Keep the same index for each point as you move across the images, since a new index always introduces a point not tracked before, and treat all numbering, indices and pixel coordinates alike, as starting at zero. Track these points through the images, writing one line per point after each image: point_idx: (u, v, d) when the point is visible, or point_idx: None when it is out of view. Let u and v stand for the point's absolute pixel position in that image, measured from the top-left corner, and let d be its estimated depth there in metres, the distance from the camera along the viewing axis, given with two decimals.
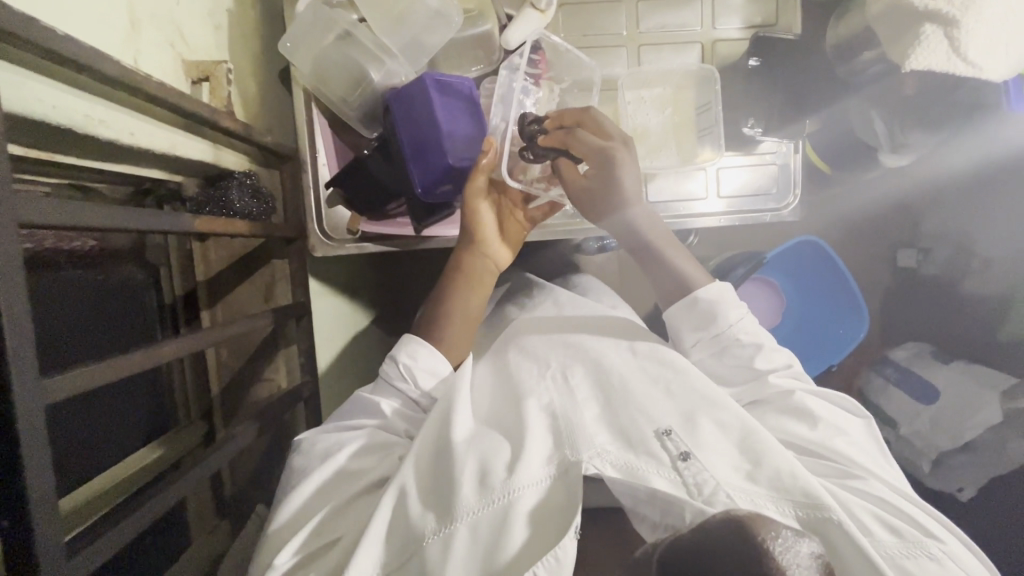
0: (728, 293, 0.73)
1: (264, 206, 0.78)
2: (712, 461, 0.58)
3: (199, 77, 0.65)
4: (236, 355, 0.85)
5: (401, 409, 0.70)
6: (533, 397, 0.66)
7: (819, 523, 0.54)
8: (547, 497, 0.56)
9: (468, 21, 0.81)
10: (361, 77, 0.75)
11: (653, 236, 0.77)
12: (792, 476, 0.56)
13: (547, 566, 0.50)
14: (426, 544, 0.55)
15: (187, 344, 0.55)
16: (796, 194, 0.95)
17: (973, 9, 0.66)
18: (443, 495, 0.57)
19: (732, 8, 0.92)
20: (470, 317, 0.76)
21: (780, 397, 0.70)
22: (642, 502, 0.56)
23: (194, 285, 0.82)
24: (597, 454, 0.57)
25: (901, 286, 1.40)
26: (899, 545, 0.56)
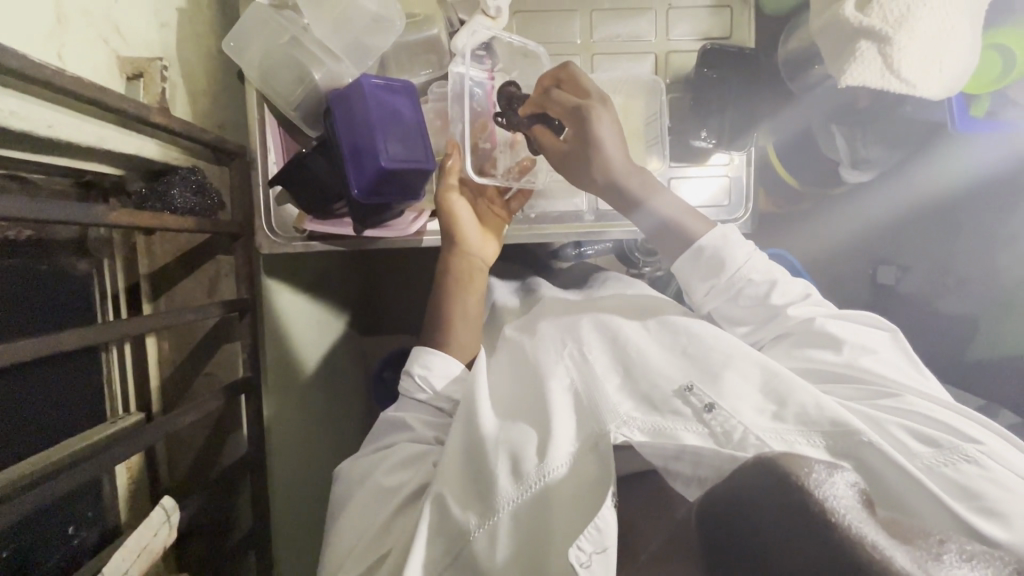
0: (732, 236, 0.75)
1: (208, 202, 0.80)
2: (738, 406, 0.59)
3: (133, 73, 0.67)
4: (181, 349, 0.87)
5: (426, 418, 0.73)
6: (554, 376, 0.67)
7: (851, 447, 0.55)
8: (581, 469, 0.58)
9: (413, 26, 0.83)
10: (303, 75, 0.76)
11: (669, 210, 0.77)
12: (817, 408, 0.58)
13: (591, 540, 0.50)
14: (471, 538, 0.55)
15: (97, 333, 0.56)
16: (749, 208, 0.94)
17: (905, 27, 0.67)
18: (481, 490, 0.58)
19: (686, 20, 0.93)
20: (464, 310, 0.80)
21: (802, 327, 0.73)
22: (673, 459, 0.55)
23: (137, 279, 0.84)
24: (624, 423, 0.59)
25: (880, 304, 1.36)
26: (937, 455, 0.56)
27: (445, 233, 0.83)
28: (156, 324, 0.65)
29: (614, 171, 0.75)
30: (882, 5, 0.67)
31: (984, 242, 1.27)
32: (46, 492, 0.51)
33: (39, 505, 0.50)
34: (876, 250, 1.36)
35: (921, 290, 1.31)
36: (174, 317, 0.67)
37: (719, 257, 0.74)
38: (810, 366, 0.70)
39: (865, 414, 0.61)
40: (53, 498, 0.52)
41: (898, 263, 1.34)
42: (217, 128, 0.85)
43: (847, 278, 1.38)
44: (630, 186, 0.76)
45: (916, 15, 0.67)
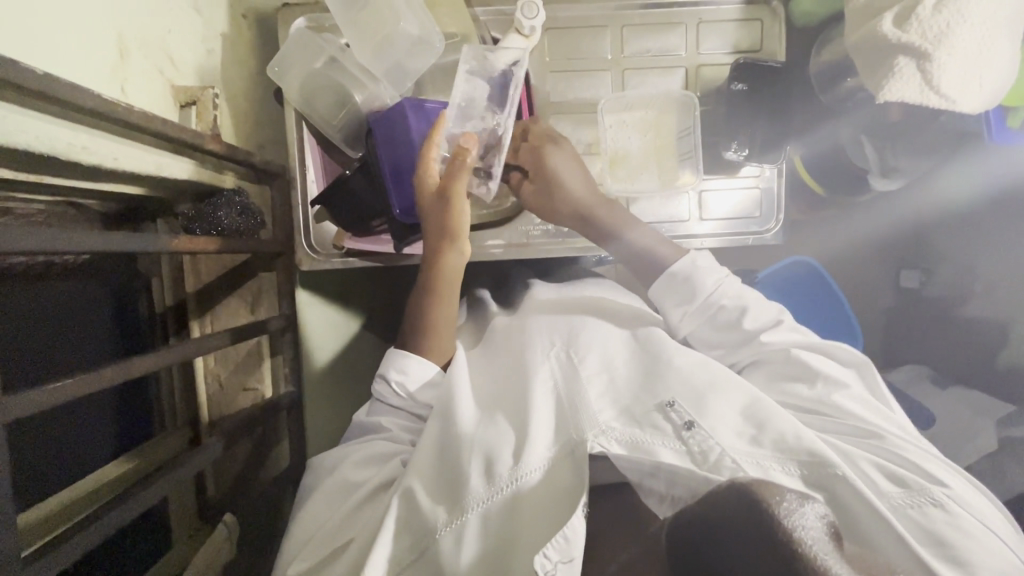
0: (705, 259, 0.78)
1: (253, 222, 0.83)
2: (718, 427, 0.62)
3: (187, 101, 0.69)
4: (226, 364, 0.88)
5: (405, 423, 0.75)
6: (538, 376, 0.70)
7: (824, 479, 0.57)
8: (556, 474, 0.60)
9: (451, 46, 0.84)
10: (346, 99, 0.78)
11: (645, 241, 0.82)
12: (794, 435, 0.60)
13: (557, 547, 0.52)
14: (438, 537, 0.58)
15: (164, 357, 0.58)
16: (779, 219, 0.96)
17: (945, 44, 0.67)
18: (453, 489, 0.61)
19: (718, 33, 0.93)
20: (449, 319, 0.79)
21: (778, 356, 0.74)
22: (648, 476, 0.58)
23: (183, 297, 0.85)
24: (602, 433, 0.61)
25: (903, 307, 1.40)
26: (902, 495, 0.57)
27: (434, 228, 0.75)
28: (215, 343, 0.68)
29: (583, 205, 0.84)
30: (922, 21, 0.67)
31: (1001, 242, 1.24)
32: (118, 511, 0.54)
33: (111, 527, 0.52)
34: (902, 253, 1.39)
35: (947, 294, 1.32)
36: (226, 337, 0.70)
37: (693, 278, 0.78)
38: (790, 396, 0.70)
39: (838, 448, 0.62)
40: (123, 519, 0.54)
41: (922, 265, 1.37)
42: (257, 148, 0.87)
43: (873, 277, 1.41)
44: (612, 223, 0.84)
45: (956, 30, 0.67)
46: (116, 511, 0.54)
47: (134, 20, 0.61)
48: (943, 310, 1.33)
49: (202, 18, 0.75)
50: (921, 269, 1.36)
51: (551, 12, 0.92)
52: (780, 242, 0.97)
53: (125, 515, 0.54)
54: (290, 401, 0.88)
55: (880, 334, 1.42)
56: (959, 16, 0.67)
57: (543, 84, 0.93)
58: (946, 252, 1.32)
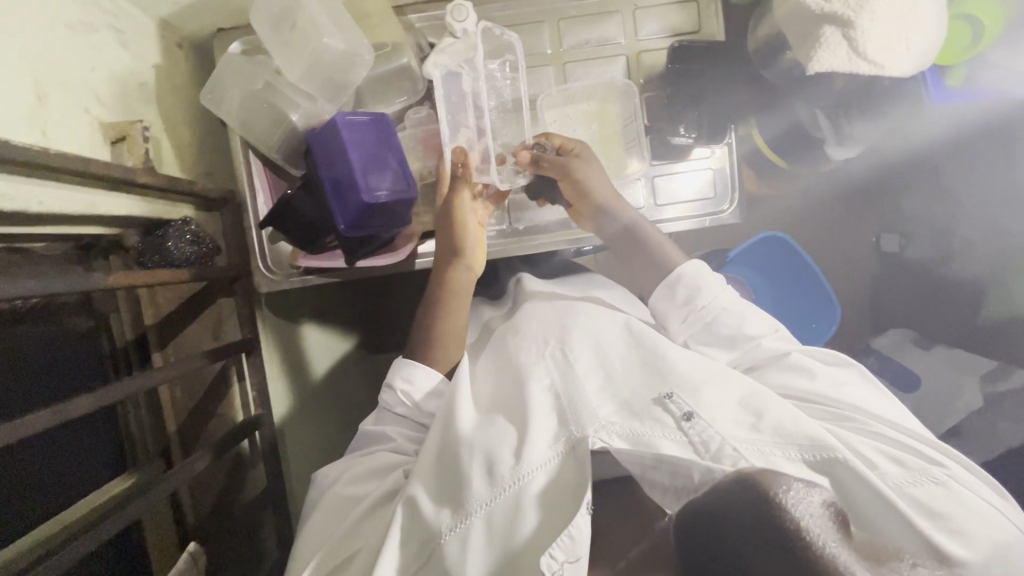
0: (707, 270, 0.80)
1: (204, 250, 0.84)
2: (716, 417, 0.63)
3: (117, 137, 0.68)
4: (192, 394, 0.89)
5: (408, 433, 0.77)
6: (534, 378, 0.72)
7: (828, 464, 0.59)
8: (559, 476, 0.62)
9: (384, 57, 0.84)
10: (282, 118, 0.78)
11: (645, 238, 0.85)
12: (793, 424, 0.62)
13: (563, 548, 0.56)
14: (444, 540, 0.60)
15: (98, 397, 0.58)
16: (733, 199, 0.95)
17: (868, 9, 0.66)
18: (454, 490, 0.64)
19: (654, 18, 0.93)
20: (455, 328, 0.84)
21: (773, 359, 0.76)
22: (651, 468, 0.60)
23: (144, 330, 0.86)
24: (602, 427, 0.63)
25: (888, 273, 1.38)
26: (906, 475, 0.62)
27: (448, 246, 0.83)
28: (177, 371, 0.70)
29: (608, 209, 0.85)
30: None
31: (980, 197, 1.22)
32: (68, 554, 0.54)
33: None
34: (877, 217, 1.37)
35: (928, 256, 1.32)
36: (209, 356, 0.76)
37: (693, 290, 0.79)
38: (785, 391, 0.73)
39: (839, 435, 0.65)
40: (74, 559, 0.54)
41: (901, 230, 1.35)
42: (205, 175, 0.87)
43: (850, 241, 1.39)
44: (615, 211, 0.86)
45: None
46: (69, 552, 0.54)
47: (48, 63, 0.60)
48: (922, 271, 1.33)
49: (130, 52, 0.75)
50: (900, 232, 1.35)
51: (485, 13, 0.92)
52: (738, 221, 0.96)
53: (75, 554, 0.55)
54: (264, 422, 0.89)
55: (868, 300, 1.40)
56: None
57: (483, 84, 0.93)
58: (921, 213, 1.32)
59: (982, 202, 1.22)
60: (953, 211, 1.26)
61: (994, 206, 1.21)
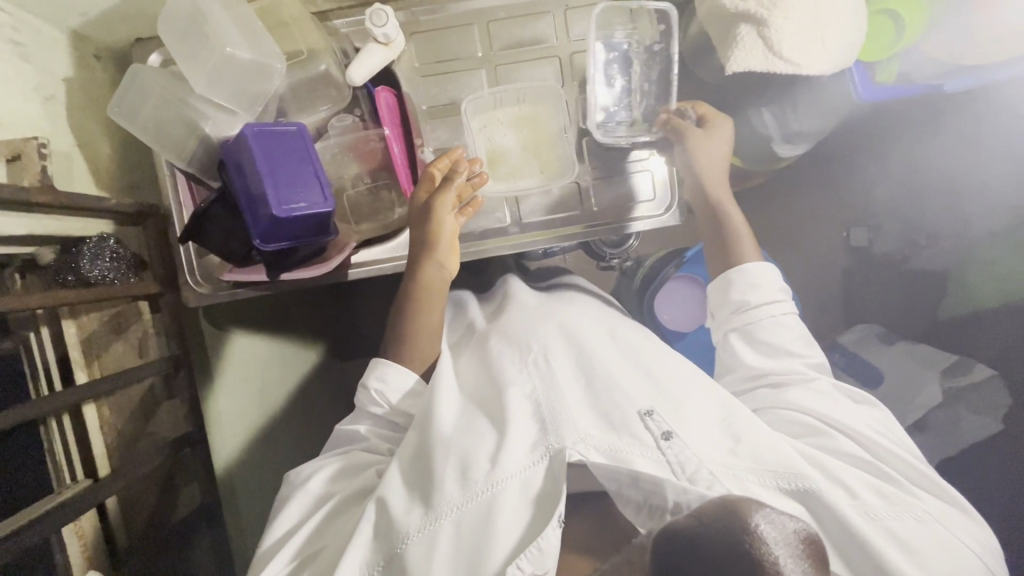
0: (773, 276, 0.85)
1: (124, 269, 0.82)
2: (694, 440, 0.69)
3: (11, 155, 0.67)
4: (122, 413, 0.87)
5: (376, 429, 0.81)
6: (516, 386, 0.75)
7: (800, 490, 0.66)
8: (531, 480, 0.66)
9: (301, 65, 0.82)
10: (194, 130, 0.77)
11: (728, 225, 0.91)
12: (770, 453, 0.68)
13: (530, 558, 0.61)
14: (405, 545, 0.65)
15: None
16: (674, 203, 0.93)
17: (781, 7, 0.65)
18: (425, 486, 0.68)
19: (585, 17, 0.91)
20: (430, 329, 0.84)
21: (796, 379, 0.80)
22: (626, 485, 0.65)
23: (66, 350, 0.83)
24: (581, 440, 0.67)
25: (857, 266, 1.37)
26: (885, 507, 0.67)
27: (419, 241, 0.83)
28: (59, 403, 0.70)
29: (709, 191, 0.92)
30: None
31: (948, 196, 1.27)
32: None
33: None
34: (846, 212, 1.36)
35: (898, 248, 1.33)
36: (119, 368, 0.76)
37: (744, 292, 0.85)
38: (791, 407, 0.78)
39: (818, 462, 0.71)
40: None
41: (869, 222, 1.35)
42: (130, 190, 0.86)
43: (820, 237, 1.37)
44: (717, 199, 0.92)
45: None
46: None
47: None
48: (890, 263, 1.35)
49: (33, 66, 0.73)
50: (867, 226, 1.35)
51: (411, 17, 0.90)
52: (680, 223, 0.93)
53: None
54: (196, 436, 0.88)
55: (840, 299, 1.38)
56: None
57: (412, 90, 0.91)
58: (886, 205, 1.34)
59: (954, 201, 1.26)
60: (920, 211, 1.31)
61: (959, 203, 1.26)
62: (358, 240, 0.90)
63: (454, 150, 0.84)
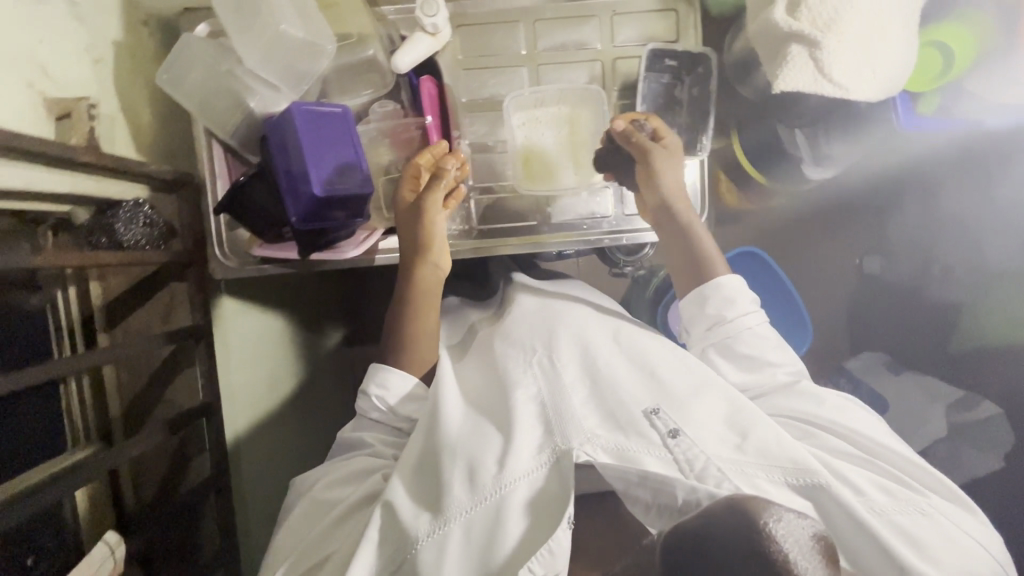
0: (745, 289, 0.84)
1: (154, 234, 0.82)
2: (702, 437, 0.70)
3: (61, 114, 0.67)
4: (141, 377, 0.87)
5: (381, 435, 0.82)
6: (521, 386, 0.76)
7: (809, 485, 0.66)
8: (540, 484, 0.66)
9: (349, 48, 0.83)
10: (240, 104, 0.77)
11: (696, 243, 0.87)
12: (776, 447, 0.69)
13: (541, 561, 0.60)
14: (419, 547, 0.64)
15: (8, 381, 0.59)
16: (704, 214, 0.94)
17: (835, 30, 0.66)
18: (432, 494, 0.68)
19: (631, 23, 0.92)
20: (429, 333, 0.86)
21: (785, 385, 0.80)
22: (635, 484, 0.64)
23: (90, 311, 0.84)
24: (587, 441, 0.68)
25: (867, 293, 1.38)
26: (891, 503, 0.67)
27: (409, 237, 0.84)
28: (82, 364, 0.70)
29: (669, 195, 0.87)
30: (811, 8, 0.66)
31: (966, 234, 1.23)
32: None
33: None
34: (859, 238, 1.38)
35: (910, 278, 1.31)
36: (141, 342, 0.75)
37: (721, 307, 0.83)
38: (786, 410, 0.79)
39: (825, 460, 0.71)
40: None
41: (882, 251, 1.36)
42: (167, 156, 0.86)
43: (832, 264, 1.40)
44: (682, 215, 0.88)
45: (843, 18, 0.66)
46: None
47: None
48: (907, 294, 1.32)
49: (86, 26, 0.73)
50: (882, 254, 1.36)
51: (459, 9, 0.91)
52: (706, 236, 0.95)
53: None
54: (212, 409, 0.88)
55: (845, 321, 1.41)
56: (846, 2, 0.65)
57: (453, 82, 0.91)
58: (902, 235, 1.33)
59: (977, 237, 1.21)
60: (934, 240, 1.27)
61: (972, 236, 1.22)
62: (384, 228, 0.90)
63: (438, 142, 0.81)
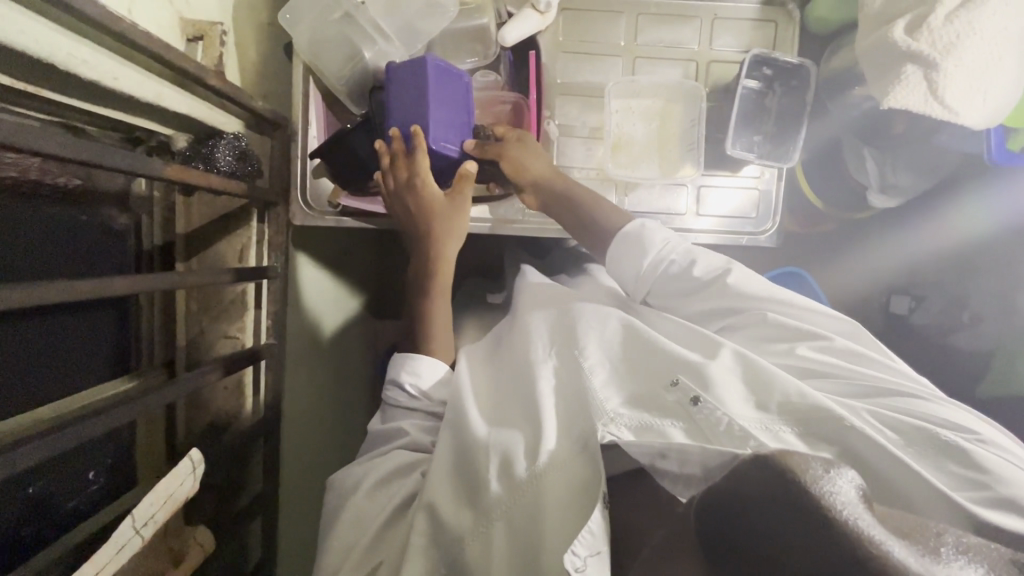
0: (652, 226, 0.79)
1: (247, 168, 0.80)
2: (721, 394, 0.62)
3: (194, 35, 0.69)
4: (209, 311, 0.88)
5: (422, 424, 0.75)
6: (544, 376, 0.71)
7: (838, 437, 0.58)
8: (569, 470, 0.60)
9: (464, 14, 0.86)
10: (355, 54, 0.81)
11: (599, 209, 0.84)
12: (799, 398, 0.61)
13: (585, 542, 0.52)
14: (467, 542, 0.59)
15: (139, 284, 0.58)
16: (775, 221, 0.95)
17: (954, 55, 0.68)
18: (473, 492, 0.62)
19: (730, 28, 0.94)
20: (446, 321, 0.83)
21: (761, 319, 0.73)
22: (660, 457, 0.57)
23: (174, 239, 0.84)
24: (611, 421, 0.62)
25: (891, 334, 1.32)
26: (925, 443, 0.58)
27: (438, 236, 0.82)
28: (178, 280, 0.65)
29: (553, 183, 0.85)
30: (933, 30, 0.68)
31: (999, 280, 1.19)
32: (65, 432, 0.53)
33: (52, 450, 0.51)
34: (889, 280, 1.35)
35: (935, 322, 1.26)
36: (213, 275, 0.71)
37: (642, 248, 0.78)
38: (790, 356, 0.70)
39: (849, 407, 0.62)
40: (53, 451, 0.52)
41: (912, 291, 1.29)
42: (266, 98, 0.87)
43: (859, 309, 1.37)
44: (574, 191, 0.85)
45: (963, 43, 0.68)
46: (53, 441, 0.52)
47: None
48: (932, 340, 1.27)
49: None
50: (913, 295, 1.29)
51: None
52: (775, 244, 0.96)
53: (63, 443, 0.53)
54: (271, 352, 0.87)
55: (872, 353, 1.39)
56: (969, 29, 0.67)
57: (551, 63, 0.93)
58: (935, 279, 1.28)
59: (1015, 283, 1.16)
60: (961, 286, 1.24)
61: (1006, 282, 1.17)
62: None
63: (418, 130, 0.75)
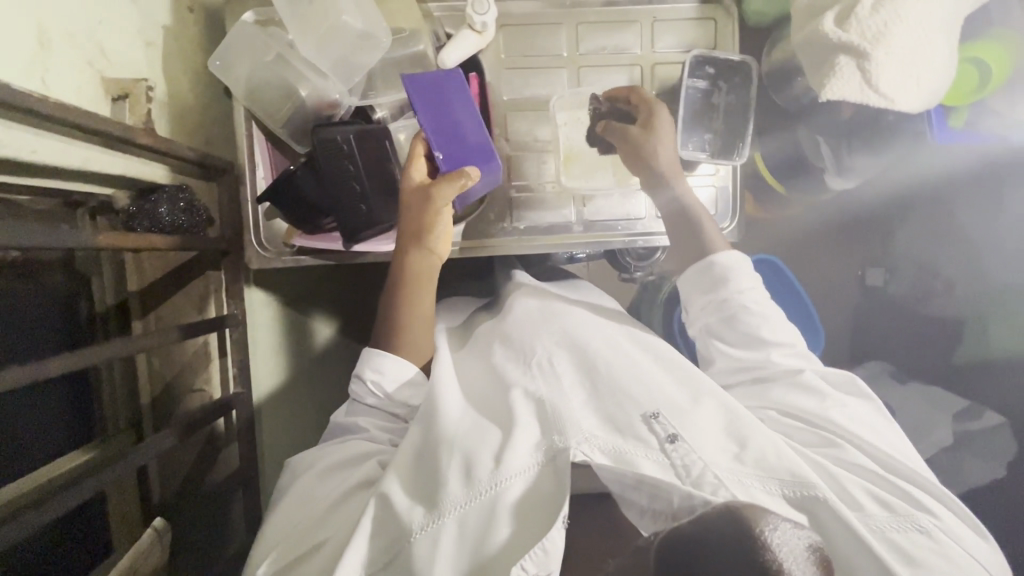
0: (741, 261, 0.81)
1: (195, 219, 0.78)
2: (698, 443, 0.63)
3: (119, 94, 0.67)
4: (172, 367, 0.86)
5: (379, 421, 0.75)
6: (517, 387, 0.69)
7: (808, 503, 0.60)
8: (536, 486, 0.60)
9: (399, 42, 0.84)
10: (290, 93, 0.80)
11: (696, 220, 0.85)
12: (774, 457, 0.63)
13: (534, 559, 0.55)
14: (413, 539, 0.58)
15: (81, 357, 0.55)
16: (733, 219, 0.95)
17: (884, 42, 0.68)
18: (430, 489, 0.61)
19: (670, 29, 0.94)
20: (428, 313, 0.78)
21: (789, 375, 0.76)
22: (630, 488, 0.59)
23: (126, 295, 0.82)
24: (585, 440, 0.62)
25: (867, 305, 1.36)
26: (891, 519, 0.62)
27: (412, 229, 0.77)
28: (135, 345, 0.62)
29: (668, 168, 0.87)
30: (861, 20, 0.68)
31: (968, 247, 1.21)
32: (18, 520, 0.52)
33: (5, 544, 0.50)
34: (863, 248, 1.35)
35: (911, 292, 1.28)
36: (172, 334, 0.68)
37: (719, 280, 0.80)
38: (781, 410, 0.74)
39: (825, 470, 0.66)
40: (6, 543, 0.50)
41: (885, 262, 1.33)
42: (207, 144, 0.85)
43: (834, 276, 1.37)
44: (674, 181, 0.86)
45: (893, 30, 0.68)
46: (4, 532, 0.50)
47: (59, 12, 0.59)
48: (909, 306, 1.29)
49: (141, 11, 0.73)
50: (886, 266, 1.32)
51: (503, 9, 0.92)
52: (737, 239, 0.96)
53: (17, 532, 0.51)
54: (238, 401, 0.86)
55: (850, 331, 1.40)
56: (896, 15, 0.68)
57: (495, 81, 0.93)
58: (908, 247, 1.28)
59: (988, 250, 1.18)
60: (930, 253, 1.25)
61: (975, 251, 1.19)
62: None
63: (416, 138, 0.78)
